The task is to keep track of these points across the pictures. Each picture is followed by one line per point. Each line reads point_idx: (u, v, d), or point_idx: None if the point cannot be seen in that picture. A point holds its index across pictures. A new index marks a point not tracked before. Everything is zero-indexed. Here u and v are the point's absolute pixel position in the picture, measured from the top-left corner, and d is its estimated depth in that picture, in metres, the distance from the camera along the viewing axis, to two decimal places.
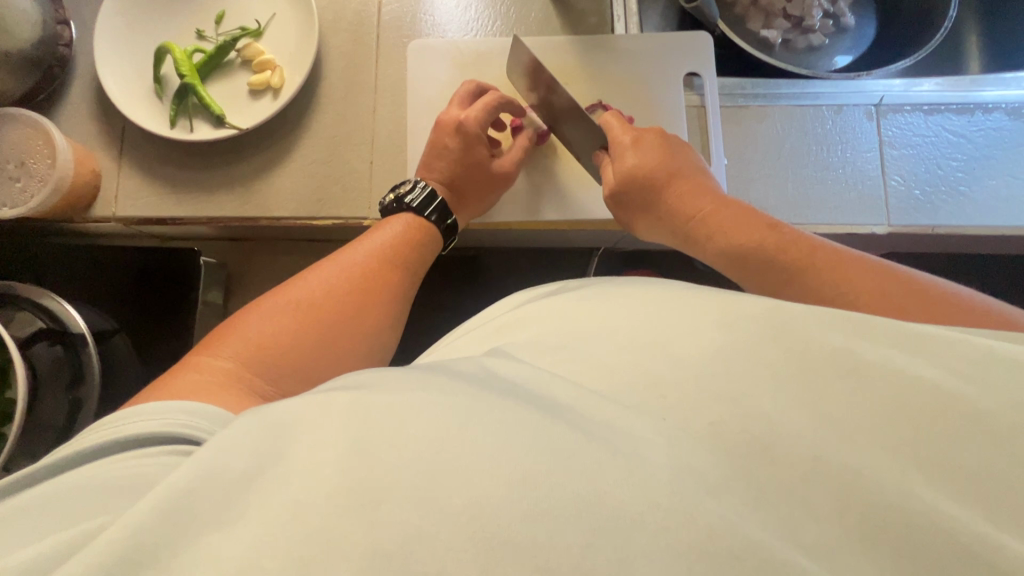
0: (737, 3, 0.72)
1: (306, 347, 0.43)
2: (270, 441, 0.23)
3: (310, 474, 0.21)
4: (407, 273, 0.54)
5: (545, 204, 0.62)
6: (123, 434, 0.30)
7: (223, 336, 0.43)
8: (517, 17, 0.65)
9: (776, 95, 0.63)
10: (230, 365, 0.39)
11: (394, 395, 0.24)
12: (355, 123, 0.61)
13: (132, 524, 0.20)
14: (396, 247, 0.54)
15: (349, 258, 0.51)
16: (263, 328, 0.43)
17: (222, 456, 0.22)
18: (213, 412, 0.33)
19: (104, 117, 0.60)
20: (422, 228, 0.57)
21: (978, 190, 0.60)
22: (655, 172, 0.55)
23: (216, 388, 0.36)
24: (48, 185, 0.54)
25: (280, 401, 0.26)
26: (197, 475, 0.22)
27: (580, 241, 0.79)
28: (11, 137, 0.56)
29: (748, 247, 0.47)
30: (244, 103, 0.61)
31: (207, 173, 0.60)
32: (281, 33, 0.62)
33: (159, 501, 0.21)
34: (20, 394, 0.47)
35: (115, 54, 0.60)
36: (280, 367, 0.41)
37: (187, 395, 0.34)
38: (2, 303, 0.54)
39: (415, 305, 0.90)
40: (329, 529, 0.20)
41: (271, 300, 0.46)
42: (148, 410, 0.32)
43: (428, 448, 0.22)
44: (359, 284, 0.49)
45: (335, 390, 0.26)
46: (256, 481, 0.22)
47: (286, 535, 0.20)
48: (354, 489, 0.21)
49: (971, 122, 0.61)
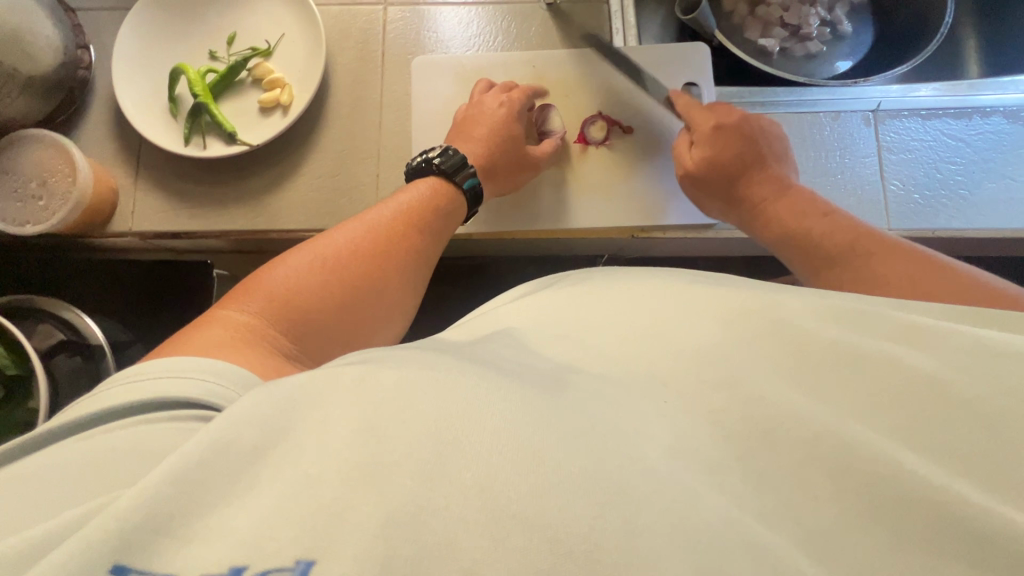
0: (735, 13, 0.74)
1: (328, 307, 0.44)
2: (280, 412, 0.25)
3: (323, 449, 0.23)
4: (429, 239, 0.54)
5: (548, 213, 0.63)
6: (149, 396, 0.31)
7: (250, 287, 0.44)
8: (518, 32, 0.67)
9: (773, 103, 0.64)
10: (251, 322, 0.41)
11: (399, 373, 0.26)
12: (362, 137, 0.63)
13: (149, 492, 0.21)
14: (420, 210, 0.54)
15: (375, 219, 0.52)
16: (286, 282, 0.44)
17: (233, 425, 0.24)
18: (238, 376, 0.35)
19: (122, 137, 0.63)
20: (445, 190, 0.56)
21: (978, 193, 0.60)
22: (725, 153, 0.57)
23: (237, 347, 0.38)
24: (69, 203, 0.56)
25: (294, 376, 0.28)
26: (208, 445, 0.23)
27: (585, 250, 0.80)
28: (33, 157, 0.58)
29: (813, 244, 0.51)
30: (255, 120, 0.63)
31: (220, 189, 0.62)
32: (290, 51, 0.64)
33: (176, 471, 0.22)
34: (42, 403, 0.49)
35: (132, 76, 0.62)
36: (299, 325, 0.43)
37: (210, 353, 0.36)
38: (24, 316, 0.56)
39: (424, 313, 0.91)
40: (339, 504, 0.21)
41: (296, 256, 0.47)
42: (177, 364, 0.34)
43: (436, 425, 0.23)
44: (380, 247, 0.50)
45: (345, 366, 0.28)
46: (269, 453, 0.23)
47: (299, 502, 0.21)
48: (365, 466, 0.22)
49: (969, 126, 0.62)
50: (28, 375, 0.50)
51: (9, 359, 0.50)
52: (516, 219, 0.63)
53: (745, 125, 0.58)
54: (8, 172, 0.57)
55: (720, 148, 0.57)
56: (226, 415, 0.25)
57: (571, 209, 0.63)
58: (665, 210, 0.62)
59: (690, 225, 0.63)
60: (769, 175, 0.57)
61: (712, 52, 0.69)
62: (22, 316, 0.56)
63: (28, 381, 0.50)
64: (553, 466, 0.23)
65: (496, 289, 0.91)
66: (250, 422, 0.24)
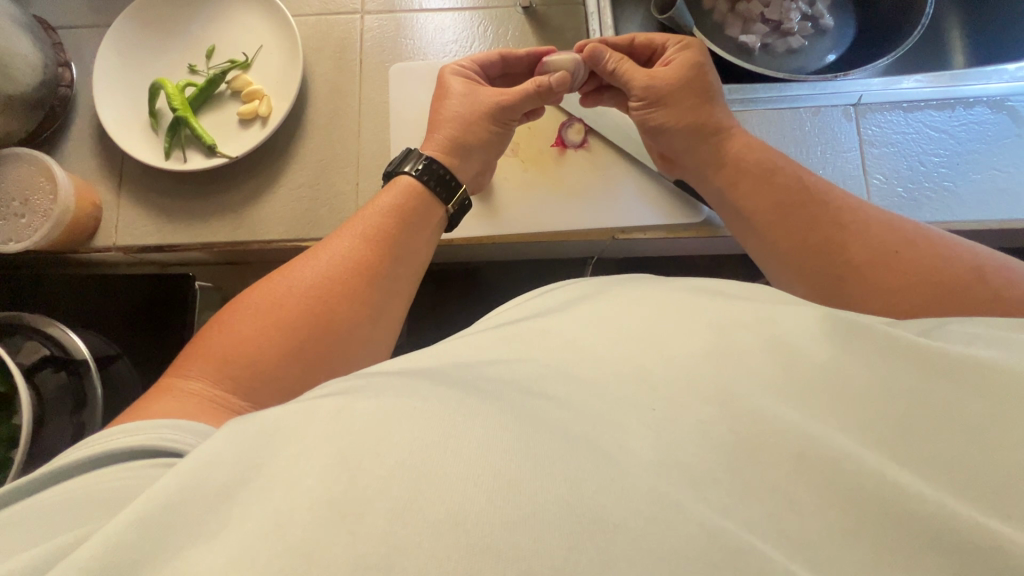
0: (715, 11, 0.73)
1: (288, 351, 0.42)
2: (252, 448, 0.25)
3: (292, 487, 0.23)
4: (401, 245, 0.51)
5: (527, 218, 0.63)
6: (112, 445, 0.31)
7: (203, 348, 0.43)
8: (495, 36, 0.67)
9: (753, 99, 0.63)
10: (203, 387, 0.40)
11: (375, 402, 0.26)
12: (341, 147, 0.63)
13: (110, 539, 0.22)
14: (383, 225, 0.51)
15: (334, 245, 0.49)
16: (246, 330, 0.43)
17: (202, 467, 0.24)
18: (194, 428, 0.35)
19: (104, 153, 0.63)
20: (413, 193, 0.54)
21: (963, 185, 0.59)
22: (692, 69, 0.57)
23: (190, 410, 0.37)
24: (51, 220, 0.56)
25: (270, 409, 0.28)
26: (176, 488, 0.23)
27: (571, 252, 0.80)
28: (15, 176, 0.59)
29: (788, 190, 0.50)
30: (235, 132, 0.63)
31: (201, 202, 0.62)
32: (267, 62, 0.64)
33: (139, 516, 0.22)
34: (24, 421, 0.49)
35: (113, 93, 0.63)
36: (264, 373, 0.41)
37: (162, 415, 0.35)
38: (10, 333, 0.57)
39: (414, 319, 0.91)
40: (304, 542, 0.21)
41: (249, 299, 0.45)
42: (131, 430, 0.33)
43: (406, 453, 0.23)
44: (342, 274, 0.47)
45: (322, 398, 0.27)
46: (236, 493, 0.23)
47: (266, 547, 0.21)
48: (336, 500, 0.22)
49: (953, 117, 0.61)
50: (12, 392, 0.51)
51: None
52: (498, 224, 0.63)
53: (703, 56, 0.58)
54: None
55: (687, 65, 0.57)
56: (195, 457, 0.25)
57: (552, 212, 0.63)
58: (643, 213, 0.63)
59: (670, 224, 0.63)
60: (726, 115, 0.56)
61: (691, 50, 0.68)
62: (9, 333, 0.57)
63: (12, 398, 0.51)
64: (531, 492, 0.23)
65: (486, 293, 0.91)
66: (219, 461, 0.24)
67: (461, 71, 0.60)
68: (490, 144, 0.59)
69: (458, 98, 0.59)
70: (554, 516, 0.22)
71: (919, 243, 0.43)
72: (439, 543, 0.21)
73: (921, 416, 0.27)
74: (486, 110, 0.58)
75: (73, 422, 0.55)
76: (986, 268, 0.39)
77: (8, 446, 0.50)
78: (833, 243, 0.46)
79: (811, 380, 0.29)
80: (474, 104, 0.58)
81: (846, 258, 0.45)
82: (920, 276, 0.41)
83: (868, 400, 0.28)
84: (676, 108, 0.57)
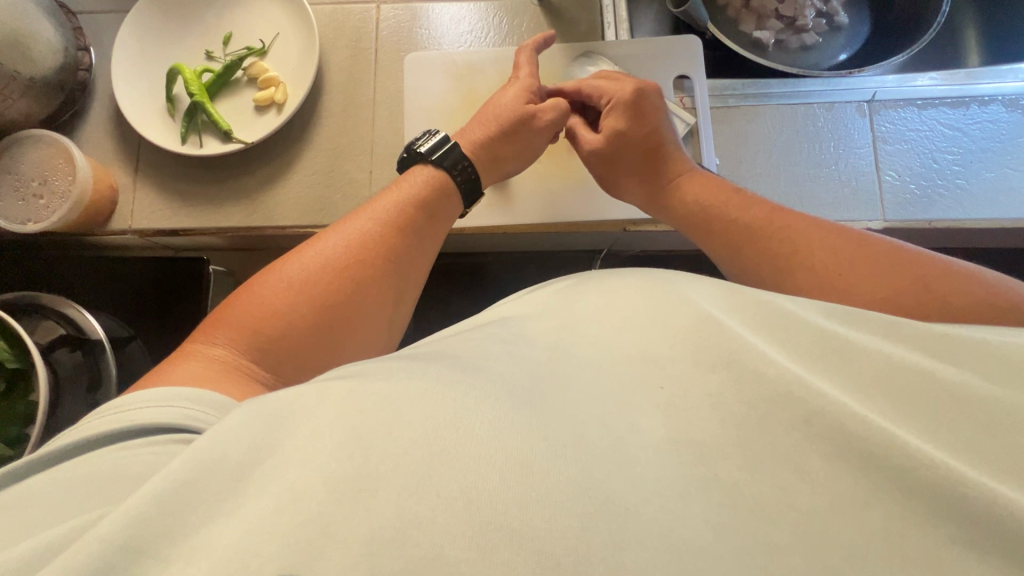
0: (729, 6, 0.73)
1: (312, 326, 0.42)
2: (266, 429, 0.25)
3: (307, 463, 0.23)
4: (421, 237, 0.51)
5: (540, 208, 0.63)
6: (125, 422, 0.32)
7: (225, 315, 0.43)
8: (509, 28, 0.68)
9: (766, 94, 0.63)
10: (228, 354, 0.40)
11: (389, 384, 0.27)
12: (355, 134, 0.64)
13: (131, 514, 0.22)
14: (410, 215, 0.50)
15: (359, 227, 0.48)
16: (269, 305, 0.42)
17: (218, 445, 0.24)
18: (213, 400, 0.35)
19: (121, 137, 0.64)
20: (439, 184, 0.53)
21: (976, 183, 0.59)
22: (627, 130, 0.56)
23: (215, 378, 0.37)
24: (69, 200, 0.57)
25: (279, 391, 0.28)
26: (192, 463, 0.24)
27: (581, 245, 0.81)
28: (33, 157, 0.59)
29: (755, 227, 0.47)
30: (250, 119, 0.64)
31: (216, 187, 0.63)
32: (284, 49, 0.65)
33: (157, 492, 0.22)
34: (41, 396, 0.50)
35: (131, 78, 0.64)
36: (280, 350, 0.41)
37: (185, 384, 0.36)
38: (26, 312, 0.57)
39: (422, 310, 0.92)
40: (324, 516, 0.22)
41: (274, 272, 0.45)
42: (150, 400, 0.34)
43: (422, 434, 0.24)
44: (367, 259, 0.46)
45: (333, 380, 0.28)
46: (252, 472, 0.24)
47: (285, 521, 0.21)
48: (352, 477, 0.23)
49: (967, 115, 0.61)
50: (28, 368, 0.51)
51: (11, 353, 0.51)
52: (508, 214, 0.63)
53: (638, 101, 0.56)
54: (10, 171, 0.59)
55: (618, 128, 0.56)
56: (210, 435, 0.25)
57: (561, 204, 0.63)
58: None
59: None
60: (669, 162, 0.56)
61: (705, 44, 0.68)
62: (25, 312, 0.57)
63: (28, 374, 0.51)
64: (542, 476, 0.24)
65: (494, 285, 0.91)
66: (236, 438, 0.25)
67: (527, 87, 0.59)
68: (520, 157, 0.59)
69: (512, 108, 0.57)
70: (578, 501, 0.23)
71: (860, 259, 0.41)
72: (454, 519, 0.22)
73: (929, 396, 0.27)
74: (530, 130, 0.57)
75: (87, 400, 0.56)
76: (942, 274, 0.39)
77: (25, 422, 0.51)
78: (779, 261, 0.45)
79: (813, 357, 0.30)
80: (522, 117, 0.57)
81: (792, 279, 0.44)
82: (906, 302, 0.38)
83: (876, 375, 0.28)
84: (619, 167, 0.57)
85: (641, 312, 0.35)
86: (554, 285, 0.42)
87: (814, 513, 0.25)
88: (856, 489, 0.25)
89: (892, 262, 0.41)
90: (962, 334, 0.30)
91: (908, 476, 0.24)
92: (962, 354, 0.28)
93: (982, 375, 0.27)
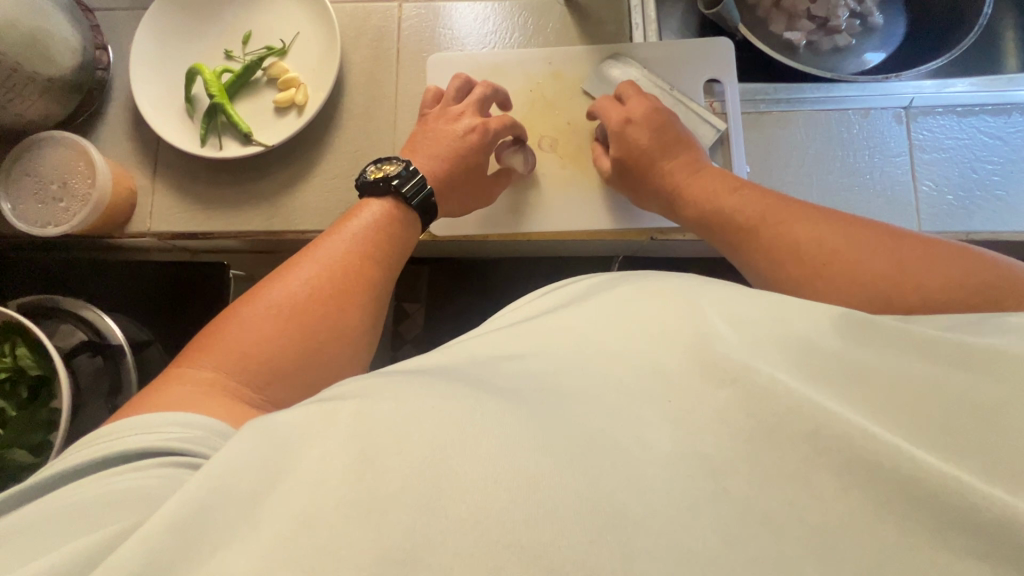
0: (760, 6, 0.71)
1: (296, 354, 0.43)
2: (274, 455, 0.25)
3: (318, 484, 0.23)
4: (387, 262, 0.52)
5: (565, 214, 0.62)
6: (131, 445, 0.31)
7: (211, 342, 0.42)
8: (534, 28, 0.66)
9: (799, 99, 0.61)
10: (216, 378, 0.39)
11: (402, 403, 0.26)
12: (376, 137, 0.63)
13: (136, 547, 0.22)
14: (371, 241, 0.51)
15: (330, 256, 0.49)
16: (255, 334, 0.42)
17: (227, 470, 0.24)
18: (213, 425, 0.35)
19: (140, 138, 0.63)
20: (397, 209, 0.54)
21: (1016, 194, 0.57)
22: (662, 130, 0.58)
23: (207, 402, 0.37)
24: (89, 204, 0.56)
25: (285, 411, 0.28)
26: (201, 490, 0.23)
27: (601, 250, 0.79)
28: (52, 159, 0.59)
29: (770, 241, 0.48)
30: (270, 120, 0.63)
31: (236, 190, 0.62)
32: (304, 49, 0.64)
33: (165, 522, 0.22)
34: (64, 403, 0.50)
35: (149, 78, 0.62)
36: (268, 376, 0.41)
37: (179, 407, 0.35)
38: (45, 316, 0.57)
39: (438, 312, 0.91)
40: (338, 541, 0.21)
41: (254, 301, 0.44)
42: (147, 421, 0.33)
43: (436, 456, 0.24)
44: (336, 287, 0.47)
45: (341, 398, 0.27)
46: (263, 497, 0.23)
47: (298, 546, 0.21)
48: (367, 500, 0.22)
49: (1008, 124, 0.59)
50: (49, 374, 0.51)
51: (32, 360, 0.50)
52: (528, 219, 0.62)
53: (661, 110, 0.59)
54: (29, 173, 0.58)
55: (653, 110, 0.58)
56: (217, 460, 0.25)
57: (586, 209, 0.62)
58: None
59: None
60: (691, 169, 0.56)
61: (736, 46, 0.66)
62: (44, 316, 0.57)
63: (49, 381, 0.51)
64: (551, 490, 0.23)
65: (510, 287, 0.90)
66: (246, 465, 0.24)
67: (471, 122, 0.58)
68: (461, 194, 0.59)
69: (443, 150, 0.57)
70: (587, 516, 0.23)
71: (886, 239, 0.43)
72: (466, 538, 0.22)
73: None
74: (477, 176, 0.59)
75: (108, 406, 0.56)
76: (904, 259, 0.41)
77: (47, 429, 0.51)
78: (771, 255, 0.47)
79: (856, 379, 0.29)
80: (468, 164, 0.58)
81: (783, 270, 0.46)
82: (878, 288, 0.41)
83: (893, 388, 0.27)
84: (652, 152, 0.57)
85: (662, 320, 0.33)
86: (573, 289, 0.40)
87: (829, 527, 0.24)
88: (869, 504, 0.24)
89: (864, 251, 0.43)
90: (981, 339, 0.28)
91: (937, 497, 0.23)
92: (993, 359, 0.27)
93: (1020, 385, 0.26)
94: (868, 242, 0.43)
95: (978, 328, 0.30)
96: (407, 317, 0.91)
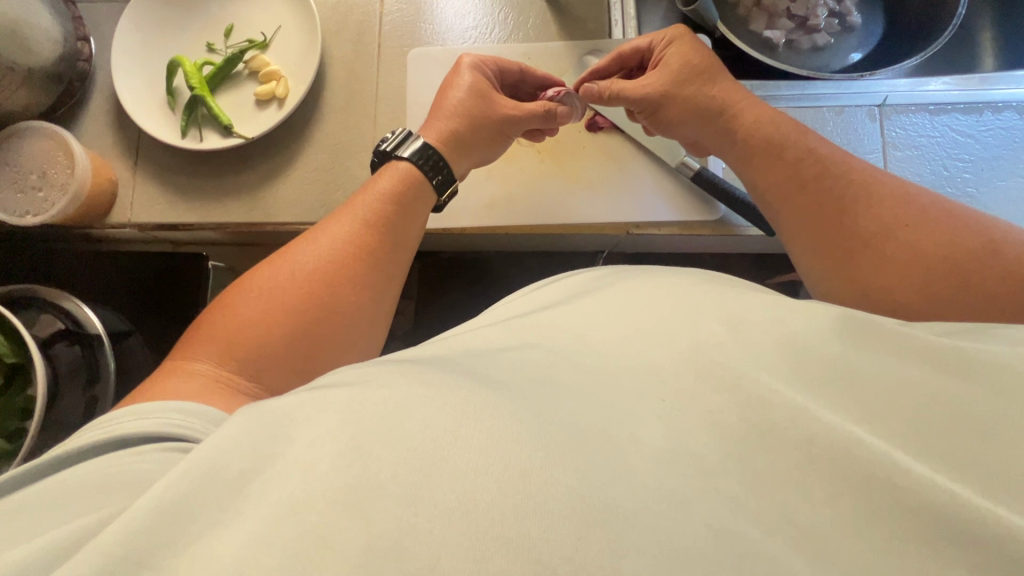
0: (740, 4, 0.72)
1: (293, 335, 0.43)
2: (268, 437, 0.25)
3: (308, 471, 0.23)
4: (393, 233, 0.51)
5: (544, 208, 0.62)
6: (125, 430, 0.32)
7: (209, 328, 0.43)
8: (515, 23, 0.66)
9: (775, 96, 0.62)
10: (210, 368, 0.40)
11: (391, 392, 0.26)
12: (357, 130, 0.63)
13: (126, 528, 0.22)
14: (378, 213, 0.50)
15: (333, 231, 0.48)
16: (254, 315, 0.43)
17: (219, 455, 0.24)
18: (206, 414, 0.36)
19: (121, 129, 0.64)
20: (410, 177, 0.53)
21: (987, 191, 0.58)
22: (691, 71, 0.57)
23: (199, 392, 0.38)
24: (68, 193, 0.57)
25: (281, 398, 0.28)
26: (194, 473, 0.23)
27: (584, 246, 0.80)
28: (33, 149, 0.59)
29: (819, 209, 0.48)
30: (251, 113, 0.63)
31: (216, 181, 0.62)
32: (286, 42, 0.64)
33: (155, 503, 0.22)
34: (39, 392, 0.50)
35: (130, 70, 0.63)
36: (265, 360, 0.42)
37: (170, 396, 0.36)
38: (26, 305, 0.57)
39: (423, 308, 0.91)
40: (324, 529, 0.21)
41: (255, 281, 0.45)
42: (144, 407, 0.34)
43: (421, 444, 0.24)
44: (337, 264, 0.46)
45: (333, 387, 0.28)
46: (252, 482, 0.23)
47: (286, 533, 0.21)
48: (350, 488, 0.22)
49: (980, 121, 0.60)
50: (27, 362, 0.51)
51: (10, 348, 0.51)
52: (507, 212, 0.62)
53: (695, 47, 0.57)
54: (9, 163, 0.59)
55: (686, 60, 0.57)
56: (210, 444, 0.25)
57: (564, 203, 0.62)
58: (658, 209, 0.62)
59: (684, 221, 0.62)
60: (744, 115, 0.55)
61: (714, 44, 0.67)
62: (24, 305, 0.57)
63: (25, 369, 0.51)
64: (539, 480, 0.23)
65: (496, 283, 0.91)
66: (237, 449, 0.24)
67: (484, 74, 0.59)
68: (488, 143, 0.59)
69: (468, 93, 0.58)
70: (576, 507, 0.23)
71: (928, 218, 0.44)
72: (428, 511, 0.22)
73: (922, 410, 0.27)
74: (500, 121, 0.58)
75: (86, 395, 0.56)
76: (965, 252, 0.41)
77: (23, 417, 0.51)
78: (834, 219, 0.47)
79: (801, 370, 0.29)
80: (489, 110, 0.58)
81: (844, 236, 0.46)
82: (928, 278, 0.41)
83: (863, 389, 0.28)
84: (673, 108, 0.57)
85: (652, 320, 0.34)
86: (553, 287, 0.41)
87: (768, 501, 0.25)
88: (856, 507, 0.25)
89: (925, 238, 0.43)
90: None
91: None
92: (963, 368, 0.29)
93: (978, 385, 0.27)
94: (931, 226, 0.43)
95: (959, 337, 0.31)
96: (396, 313, 0.91)
